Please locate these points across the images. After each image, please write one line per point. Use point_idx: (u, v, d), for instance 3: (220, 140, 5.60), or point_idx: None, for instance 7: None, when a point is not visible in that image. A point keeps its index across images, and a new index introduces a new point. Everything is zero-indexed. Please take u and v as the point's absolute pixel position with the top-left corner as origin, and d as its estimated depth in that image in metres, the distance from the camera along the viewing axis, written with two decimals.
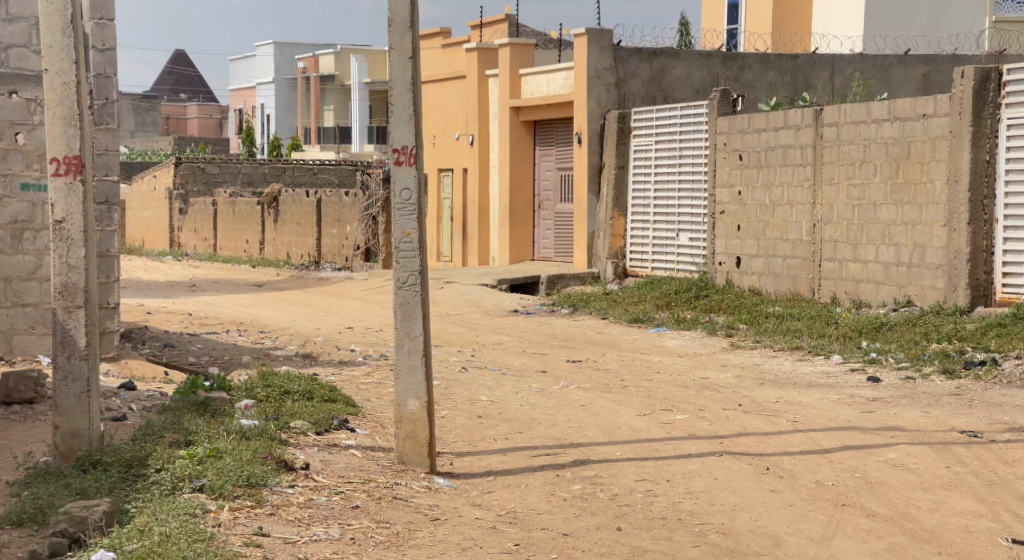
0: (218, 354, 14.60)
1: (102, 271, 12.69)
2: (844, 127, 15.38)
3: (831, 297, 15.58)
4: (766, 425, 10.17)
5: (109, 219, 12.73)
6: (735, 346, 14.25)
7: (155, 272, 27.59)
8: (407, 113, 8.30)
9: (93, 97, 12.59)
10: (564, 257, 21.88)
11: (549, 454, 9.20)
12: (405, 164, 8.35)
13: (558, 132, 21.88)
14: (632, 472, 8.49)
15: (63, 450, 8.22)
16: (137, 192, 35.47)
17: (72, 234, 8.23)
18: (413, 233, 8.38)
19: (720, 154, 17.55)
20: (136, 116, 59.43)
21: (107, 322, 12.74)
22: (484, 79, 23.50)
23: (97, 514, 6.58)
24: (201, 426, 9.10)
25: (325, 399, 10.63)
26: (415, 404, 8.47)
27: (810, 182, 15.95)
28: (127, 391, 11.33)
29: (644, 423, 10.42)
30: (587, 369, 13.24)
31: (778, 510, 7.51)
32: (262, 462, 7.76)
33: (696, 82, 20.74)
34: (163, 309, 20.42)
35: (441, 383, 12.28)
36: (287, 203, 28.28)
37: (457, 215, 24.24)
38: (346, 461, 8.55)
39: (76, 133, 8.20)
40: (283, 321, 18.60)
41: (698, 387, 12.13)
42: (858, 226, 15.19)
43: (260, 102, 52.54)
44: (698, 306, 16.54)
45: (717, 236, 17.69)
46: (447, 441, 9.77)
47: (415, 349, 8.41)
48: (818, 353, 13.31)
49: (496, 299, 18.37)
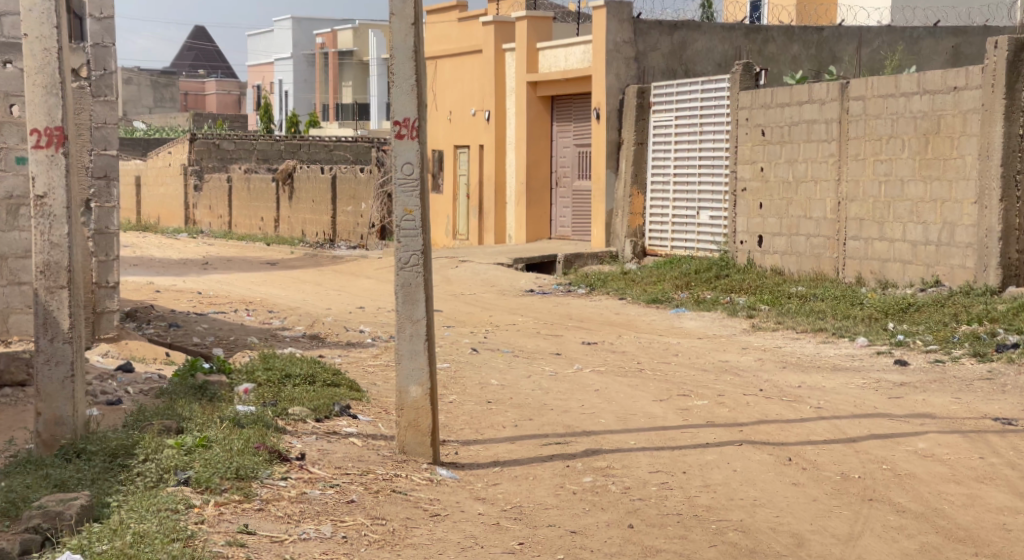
0: (224, 334, 14.20)
1: (101, 248, 12.26)
2: (871, 101, 14.84)
3: (856, 277, 15.09)
4: (789, 411, 9.69)
5: (108, 195, 12.26)
6: (756, 327, 13.77)
7: (168, 250, 27.25)
8: (408, 83, 7.83)
9: (91, 68, 12.12)
10: (581, 236, 21.39)
11: (560, 442, 8.75)
12: (407, 137, 7.90)
13: (576, 108, 21.37)
14: (645, 463, 8.03)
15: (46, 438, 7.80)
16: (152, 168, 35.08)
17: (55, 210, 7.79)
18: (415, 210, 7.93)
19: (742, 129, 17.02)
20: (155, 92, 59.16)
21: (106, 301, 12.28)
22: (501, 54, 22.96)
23: (74, 510, 6.19)
24: (195, 412, 8.68)
25: (328, 383, 10.21)
26: (417, 391, 8.02)
27: (835, 159, 15.43)
28: (125, 374, 10.91)
29: (661, 409, 9.95)
30: (603, 351, 12.79)
31: (801, 505, 7.04)
32: (254, 453, 7.31)
33: (717, 56, 20.23)
34: (173, 287, 20.03)
35: (450, 366, 11.86)
36: (301, 179, 27.86)
37: (474, 192, 23.74)
38: (344, 450, 8.11)
39: (58, 103, 7.76)
40: (293, 300, 18.18)
41: (717, 370, 11.66)
42: (884, 204, 14.67)
43: (278, 78, 52.15)
44: (718, 285, 16.06)
45: (738, 213, 17.17)
46: (453, 428, 9.33)
47: (417, 333, 7.96)
48: (842, 334, 12.84)
49: (511, 279, 17.91)
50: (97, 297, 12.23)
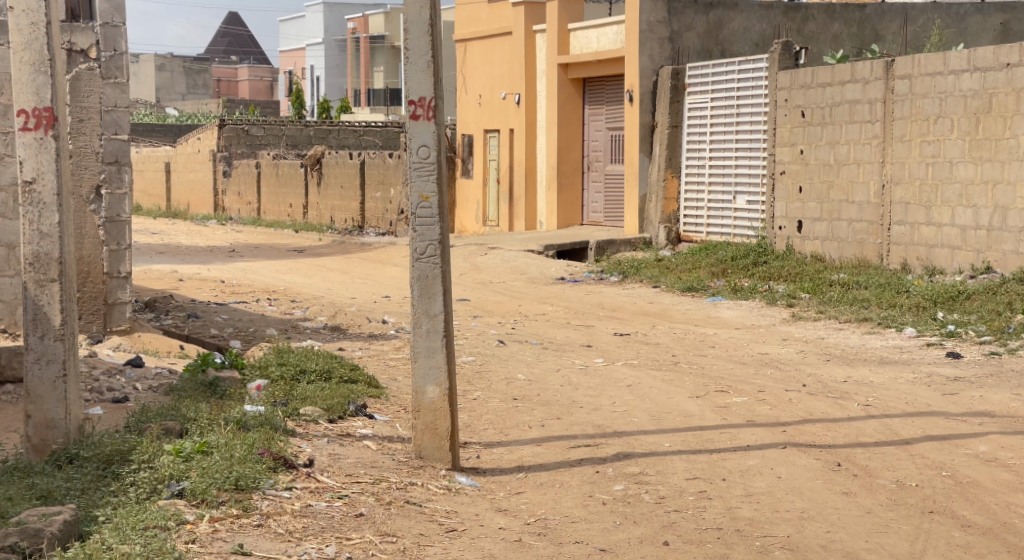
0: (243, 325, 13.67)
1: (112, 238, 11.70)
2: (917, 80, 14.16)
3: (901, 263, 14.43)
4: (836, 409, 9.06)
5: (119, 180, 11.69)
6: (797, 317, 13.14)
7: (196, 237, 26.75)
8: (424, 60, 7.28)
9: (100, 48, 11.50)
10: (613, 222, 20.78)
11: (590, 445, 8.17)
12: (422, 118, 7.34)
13: (608, 89, 20.76)
14: (681, 468, 7.43)
15: (37, 442, 7.26)
16: (181, 155, 34.61)
17: (44, 197, 7.27)
18: (433, 196, 7.39)
19: (781, 110, 16.32)
20: (188, 79, 58.94)
21: (118, 292, 11.74)
22: (531, 35, 22.34)
23: (54, 527, 5.64)
24: (202, 412, 8.15)
25: (345, 379, 9.67)
26: (435, 392, 7.45)
27: (879, 140, 14.74)
28: (134, 368, 10.36)
29: (697, 406, 9.34)
30: (635, 343, 12.18)
31: (854, 519, 6.42)
32: (256, 461, 6.76)
33: (755, 36, 19.59)
34: (196, 275, 19.54)
35: (475, 359, 11.29)
36: (330, 165, 27.32)
37: (504, 176, 23.09)
38: (357, 455, 7.57)
39: (47, 82, 7.22)
40: (317, 289, 17.63)
41: (757, 364, 11.04)
42: (931, 187, 13.99)
43: (310, 63, 51.76)
44: (756, 273, 15.41)
45: (777, 198, 16.49)
46: (476, 428, 8.74)
47: (435, 329, 7.39)
48: (889, 325, 12.21)
49: (541, 266, 17.30)
50: (108, 288, 11.70)
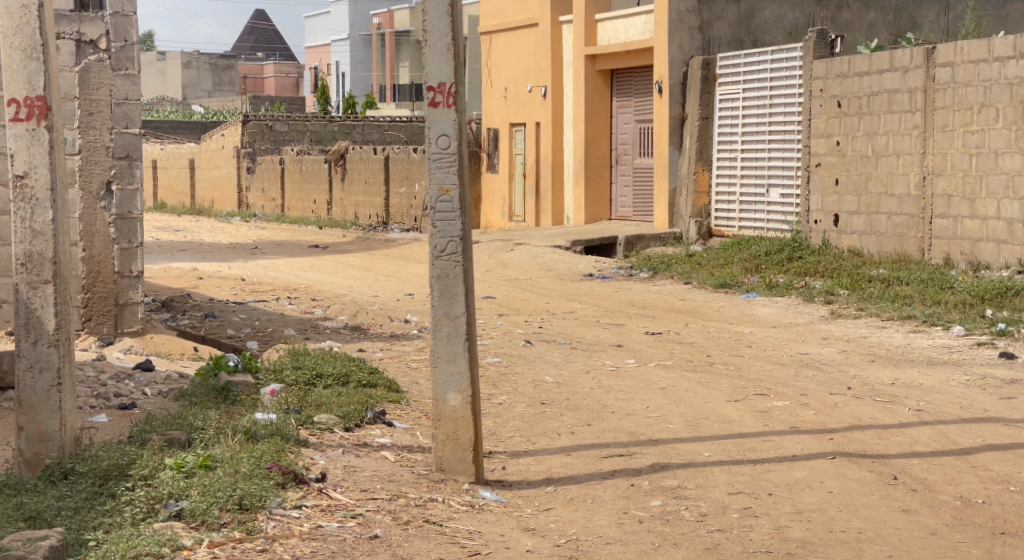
0: (262, 325, 13.19)
1: (123, 235, 11.14)
2: (960, 67, 13.56)
3: (944, 258, 13.82)
4: (885, 415, 8.52)
5: (130, 176, 11.11)
6: (836, 314, 12.58)
7: (219, 234, 26.31)
8: (444, 42, 6.80)
9: (111, 39, 10.93)
10: (643, 216, 20.22)
11: (624, 455, 7.63)
12: (442, 105, 6.86)
13: (637, 81, 20.23)
14: (723, 481, 6.91)
15: (29, 457, 6.77)
16: (205, 151, 34.12)
17: (37, 192, 6.80)
18: (453, 190, 6.89)
19: (816, 101, 15.69)
20: (214, 76, 58.51)
21: (130, 292, 11.21)
22: (557, 26, 21.81)
23: (39, 554, 5.16)
24: (210, 420, 7.64)
25: (363, 383, 9.17)
26: (456, 399, 6.95)
27: (919, 130, 14.14)
28: (143, 373, 9.79)
29: (736, 411, 8.79)
30: (669, 343, 11.63)
31: (917, 542, 5.92)
32: (264, 476, 6.24)
33: (788, 24, 19.05)
34: (217, 273, 19.10)
35: (502, 360, 10.76)
36: (354, 160, 26.84)
37: (530, 171, 22.53)
38: (374, 467, 7.05)
39: (39, 68, 6.74)
40: (339, 287, 17.13)
41: (798, 364, 10.48)
42: (975, 178, 13.40)
43: (336, 59, 51.28)
44: (791, 269, 14.82)
45: (812, 191, 15.88)
46: (501, 436, 8.23)
47: (456, 332, 6.88)
48: (935, 323, 11.64)
49: (569, 262, 16.76)
50: (119, 288, 11.17)
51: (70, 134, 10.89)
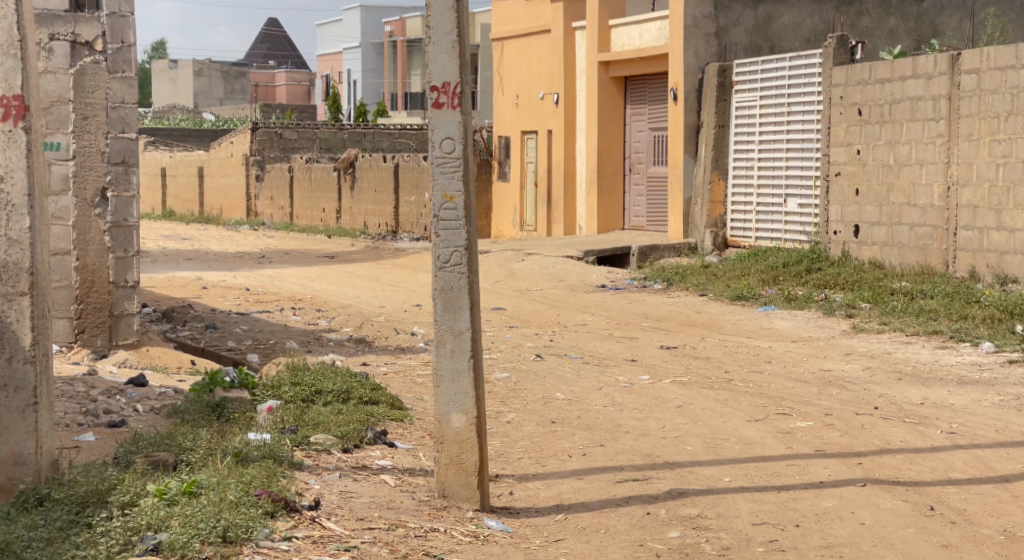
0: (263, 337, 12.73)
1: (119, 244, 10.63)
2: (986, 74, 13.10)
3: (969, 271, 13.33)
4: (915, 438, 8.07)
5: (126, 182, 10.61)
6: (858, 328, 12.10)
7: (226, 243, 25.88)
8: (449, 39, 6.37)
9: (106, 40, 10.43)
10: (657, 226, 19.76)
11: (639, 479, 7.17)
12: (447, 107, 6.42)
13: (652, 88, 19.77)
14: (745, 511, 6.52)
15: (2, 481, 6.33)
16: (214, 159, 33.68)
17: (12, 198, 6.37)
18: (457, 196, 6.45)
19: (836, 108, 15.22)
20: (225, 84, 58.03)
21: (125, 303, 10.72)
22: (570, 32, 21.38)
23: None
24: (200, 439, 7.18)
25: (364, 401, 8.71)
26: (460, 421, 6.51)
27: (943, 139, 13.66)
28: (135, 388, 9.26)
29: (757, 432, 8.32)
30: (684, 358, 11.15)
31: None
32: (252, 505, 5.81)
33: (806, 31, 18.56)
34: (221, 282, 18.65)
35: (510, 376, 10.29)
36: (364, 168, 26.41)
37: (542, 180, 22.07)
38: (373, 492, 6.60)
39: (16, 66, 6.33)
40: (346, 297, 16.66)
41: (821, 383, 10.00)
42: (1002, 189, 12.92)
43: (347, 67, 50.81)
44: (811, 281, 14.35)
45: (831, 201, 15.39)
46: (509, 458, 7.77)
47: (460, 349, 6.45)
48: (963, 339, 11.17)
49: (581, 272, 16.29)
50: (114, 299, 10.66)
51: (63, 139, 10.36)
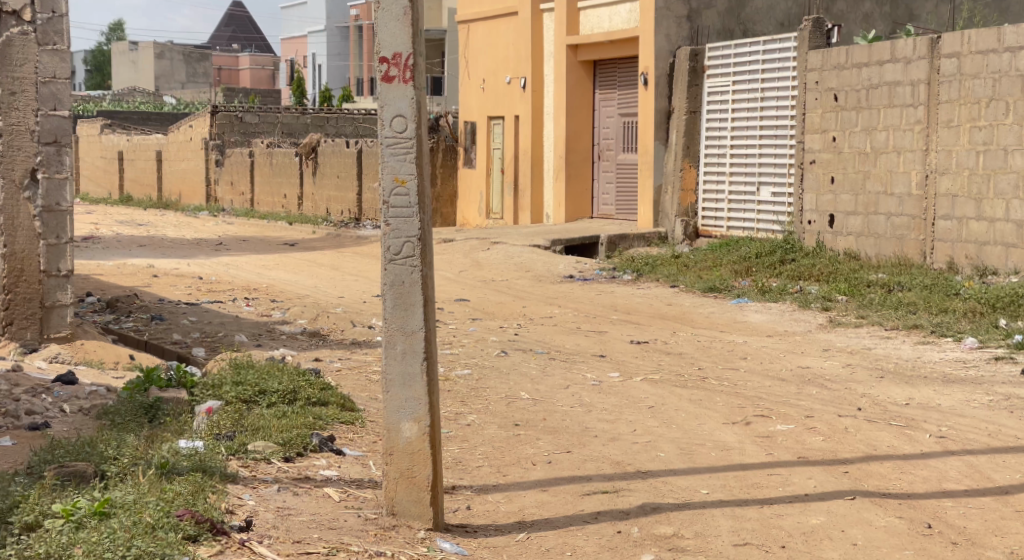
0: (211, 329, 12.02)
1: (51, 229, 9.88)
2: (968, 58, 12.54)
3: (947, 262, 12.78)
4: (904, 443, 7.49)
5: (59, 163, 9.86)
6: (835, 322, 11.52)
7: (183, 229, 25.09)
8: (399, 6, 5.73)
9: (36, 9, 9.71)
10: (626, 214, 19.16)
11: (609, 491, 6.55)
12: (398, 80, 5.77)
13: (621, 72, 19.16)
14: (725, 529, 5.94)
15: None
16: (173, 143, 32.80)
17: None
18: (409, 180, 5.81)
19: (811, 94, 14.62)
20: (187, 67, 56.86)
21: (57, 294, 9.97)
22: (538, 14, 20.72)
23: None
24: (124, 445, 6.54)
25: (311, 402, 8.05)
26: (411, 430, 5.88)
27: (922, 126, 13.10)
28: (64, 386, 8.54)
29: (734, 437, 7.72)
30: (654, 353, 10.54)
31: None
32: (171, 528, 5.26)
33: (780, 14, 18.01)
34: (174, 271, 17.91)
35: (471, 373, 9.65)
36: (326, 154, 25.66)
37: (508, 166, 21.41)
38: (313, 508, 5.97)
39: None
40: (303, 287, 15.94)
41: (799, 381, 9.40)
42: (983, 177, 12.38)
43: (312, 51, 49.89)
44: (784, 272, 13.77)
45: (805, 189, 14.81)
46: (467, 467, 7.13)
47: (412, 350, 5.82)
48: (945, 334, 10.61)
49: (548, 262, 15.66)
50: (45, 289, 9.91)
51: None
